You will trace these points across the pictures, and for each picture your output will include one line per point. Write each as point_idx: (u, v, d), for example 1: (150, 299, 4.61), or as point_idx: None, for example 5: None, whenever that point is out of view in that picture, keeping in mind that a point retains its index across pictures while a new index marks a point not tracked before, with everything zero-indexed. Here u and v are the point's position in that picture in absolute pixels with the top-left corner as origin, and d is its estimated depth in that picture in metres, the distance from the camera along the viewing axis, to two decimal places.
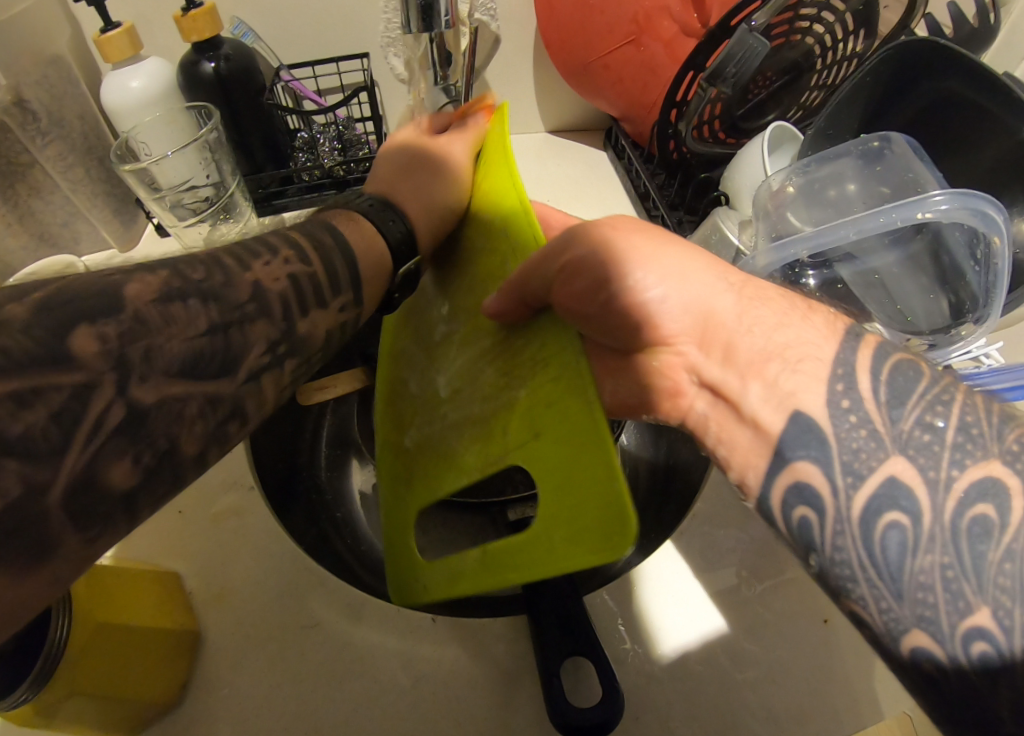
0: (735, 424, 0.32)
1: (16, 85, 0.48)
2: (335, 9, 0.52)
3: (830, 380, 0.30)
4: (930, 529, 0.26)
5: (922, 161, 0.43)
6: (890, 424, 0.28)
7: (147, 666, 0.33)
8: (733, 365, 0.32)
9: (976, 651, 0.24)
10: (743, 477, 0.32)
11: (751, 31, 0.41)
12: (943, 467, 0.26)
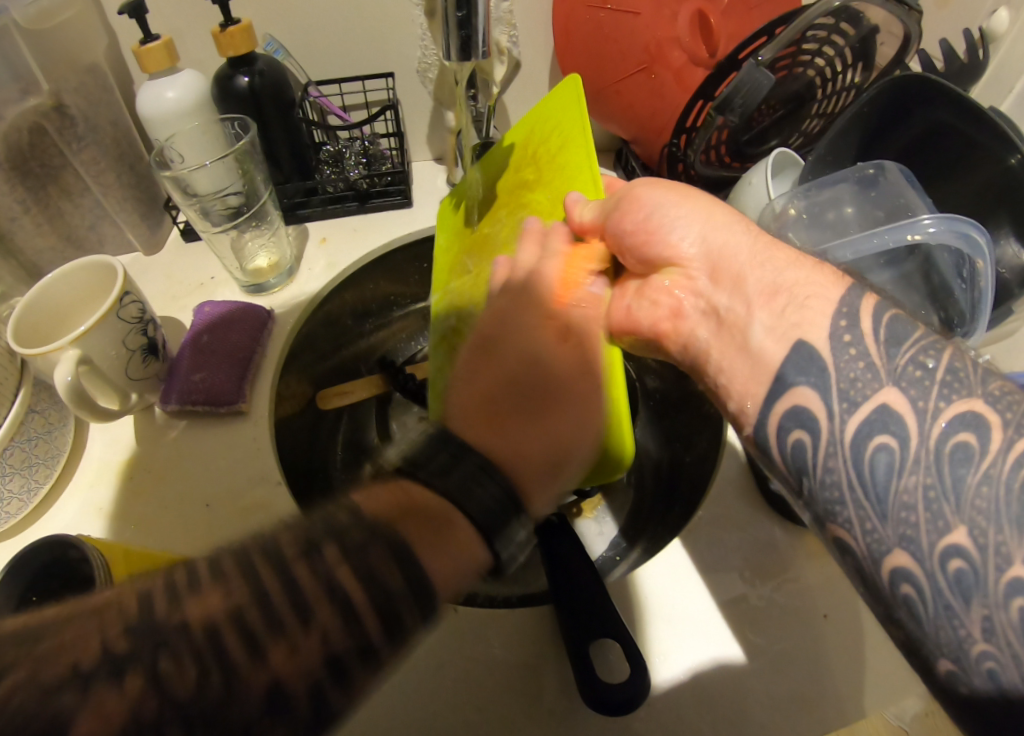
0: (734, 342, 0.35)
1: (57, 91, 0.51)
2: (362, 29, 0.55)
3: (833, 316, 0.31)
4: (916, 451, 0.27)
5: (914, 188, 0.46)
6: (887, 358, 0.29)
7: None
8: (741, 293, 0.35)
9: (953, 569, 0.25)
10: (743, 405, 0.34)
11: (758, 65, 0.44)
12: (932, 396, 0.27)
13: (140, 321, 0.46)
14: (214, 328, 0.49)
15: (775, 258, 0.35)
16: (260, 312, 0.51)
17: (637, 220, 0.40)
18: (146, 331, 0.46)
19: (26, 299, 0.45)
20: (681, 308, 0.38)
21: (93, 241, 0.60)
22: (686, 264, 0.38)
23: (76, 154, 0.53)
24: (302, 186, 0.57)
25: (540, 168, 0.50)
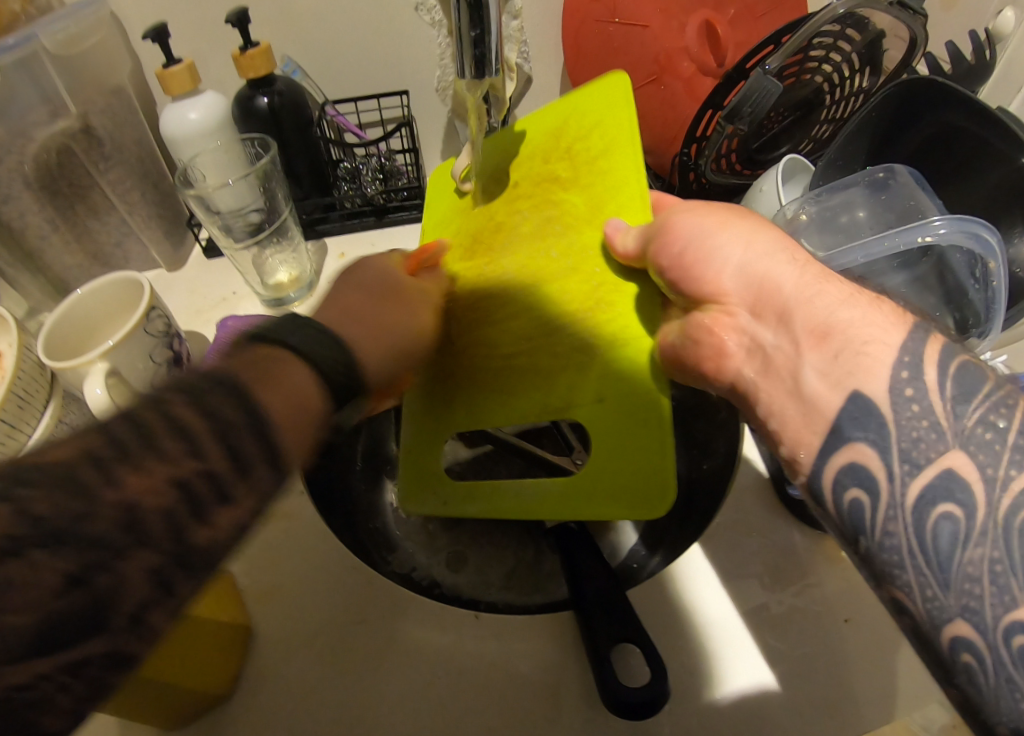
0: (783, 379, 0.34)
1: (84, 113, 0.52)
2: (376, 48, 0.56)
3: (895, 367, 0.30)
4: (981, 522, 0.26)
5: (925, 191, 0.46)
6: (954, 418, 0.28)
7: (205, 656, 0.35)
8: (789, 329, 0.34)
9: (1019, 639, 0.24)
10: (796, 453, 0.33)
11: (765, 73, 0.45)
12: (1002, 465, 0.26)
13: (166, 337, 0.47)
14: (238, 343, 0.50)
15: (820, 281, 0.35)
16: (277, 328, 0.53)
17: (683, 247, 0.38)
18: (172, 346, 0.48)
19: (57, 313, 0.47)
20: (723, 346, 0.38)
21: (118, 258, 0.61)
22: (730, 300, 0.37)
23: (103, 174, 0.55)
24: (320, 202, 0.59)
25: (574, 171, 0.48)
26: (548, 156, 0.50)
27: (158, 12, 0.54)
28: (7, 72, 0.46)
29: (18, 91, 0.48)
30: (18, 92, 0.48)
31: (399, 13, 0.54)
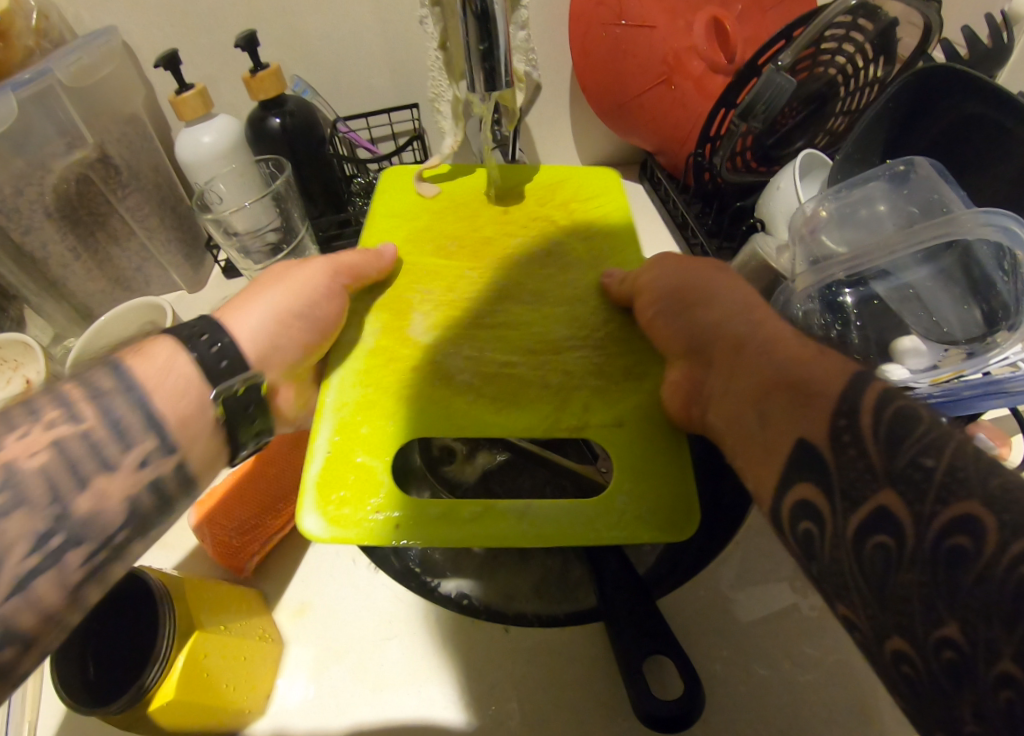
0: (744, 422, 0.33)
1: (101, 143, 0.53)
2: (384, 63, 0.57)
3: (831, 417, 0.28)
4: (915, 549, 0.23)
5: (948, 183, 0.44)
6: (886, 455, 0.25)
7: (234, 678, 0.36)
8: (745, 366, 0.34)
9: (946, 660, 0.21)
10: (759, 485, 0.31)
11: (778, 70, 0.44)
12: (933, 500, 0.23)
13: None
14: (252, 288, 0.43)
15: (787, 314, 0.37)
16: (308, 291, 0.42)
17: (660, 291, 0.43)
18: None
19: (82, 341, 0.48)
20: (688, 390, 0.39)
21: (140, 282, 0.62)
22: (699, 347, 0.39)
23: (121, 201, 0.56)
24: (335, 219, 0.59)
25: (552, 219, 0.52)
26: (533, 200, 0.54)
27: (168, 38, 0.55)
28: (25, 108, 0.47)
29: (36, 126, 0.49)
30: (36, 126, 0.49)
31: (404, 28, 0.54)
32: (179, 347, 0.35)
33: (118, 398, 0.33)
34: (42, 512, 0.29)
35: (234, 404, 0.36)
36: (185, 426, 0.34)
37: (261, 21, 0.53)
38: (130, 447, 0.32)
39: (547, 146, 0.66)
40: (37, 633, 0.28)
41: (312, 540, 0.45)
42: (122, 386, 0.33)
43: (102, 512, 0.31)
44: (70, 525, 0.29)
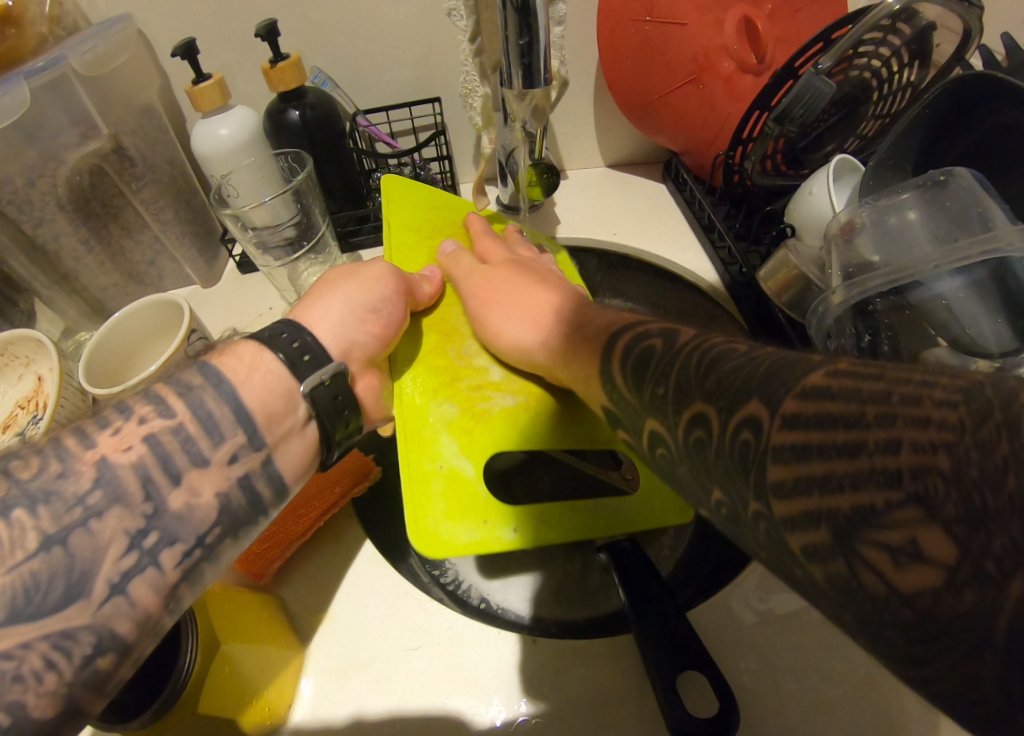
0: None
1: (116, 134, 0.52)
2: (406, 56, 0.55)
3: None
4: None
5: (989, 194, 0.43)
6: None
7: (259, 688, 0.35)
8: None
9: (835, 568, 0.22)
10: None
11: (818, 73, 0.43)
12: None
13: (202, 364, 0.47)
14: (320, 291, 0.44)
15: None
16: (375, 280, 0.44)
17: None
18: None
19: (95, 339, 0.46)
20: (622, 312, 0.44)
21: (153, 276, 0.61)
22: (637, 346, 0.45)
23: (136, 193, 0.55)
24: (353, 215, 0.58)
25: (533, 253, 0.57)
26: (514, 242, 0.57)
27: (185, 27, 0.53)
28: (38, 96, 0.46)
29: (50, 115, 0.47)
30: (50, 116, 0.47)
31: (428, 20, 0.53)
32: (264, 347, 0.37)
33: (208, 392, 0.34)
34: (136, 511, 0.30)
35: (324, 397, 0.38)
36: (271, 424, 0.35)
37: (281, 11, 0.52)
38: (220, 442, 0.33)
39: (569, 144, 0.65)
40: (132, 633, 0.28)
41: (331, 545, 0.45)
42: (212, 381, 0.34)
43: (191, 514, 0.31)
44: (163, 524, 0.30)
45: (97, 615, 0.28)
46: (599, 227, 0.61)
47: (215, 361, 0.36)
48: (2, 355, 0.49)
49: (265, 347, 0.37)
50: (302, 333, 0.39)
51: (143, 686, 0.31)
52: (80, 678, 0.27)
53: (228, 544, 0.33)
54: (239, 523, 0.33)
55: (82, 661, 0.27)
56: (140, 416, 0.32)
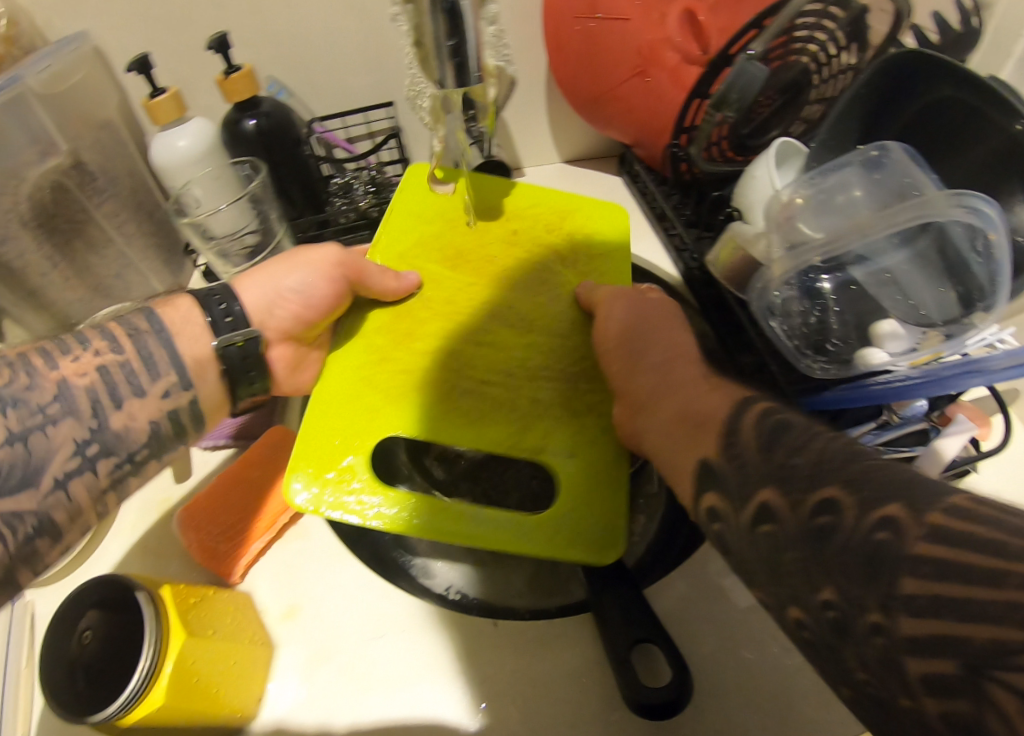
0: (676, 424, 0.36)
1: (74, 150, 0.53)
2: (357, 62, 0.57)
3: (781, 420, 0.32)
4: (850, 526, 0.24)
5: (919, 166, 0.44)
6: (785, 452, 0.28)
7: (219, 681, 0.35)
8: (685, 397, 0.37)
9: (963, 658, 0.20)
10: None
11: (750, 59, 0.45)
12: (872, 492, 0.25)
13: (230, 397, 0.43)
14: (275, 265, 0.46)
15: (697, 400, 0.36)
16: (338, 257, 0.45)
17: (620, 320, 0.44)
18: (233, 403, 0.43)
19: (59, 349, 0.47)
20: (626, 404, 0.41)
21: (120, 290, 0.61)
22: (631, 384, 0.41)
23: (97, 207, 0.56)
24: (314, 220, 0.59)
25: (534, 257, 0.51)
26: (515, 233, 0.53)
27: (138, 42, 0.54)
28: None
29: (9, 135, 0.48)
30: (9, 135, 0.48)
31: (376, 27, 0.54)
32: (197, 305, 0.41)
33: (151, 337, 0.38)
34: (84, 425, 0.35)
35: (234, 355, 0.41)
36: (199, 369, 0.40)
37: (232, 24, 0.53)
38: (156, 379, 0.38)
39: (525, 141, 0.66)
40: (67, 521, 0.33)
41: (300, 545, 0.45)
42: (155, 327, 0.39)
43: (41, 438, 0.33)
44: (104, 438, 0.35)
45: (44, 503, 0.32)
46: None
47: (158, 311, 0.40)
48: None
49: (198, 306, 0.41)
50: (232, 302, 0.42)
51: (84, 703, 0.31)
52: (21, 553, 0.31)
53: (79, 529, 0.34)
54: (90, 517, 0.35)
55: (26, 536, 0.31)
56: (94, 349, 0.36)
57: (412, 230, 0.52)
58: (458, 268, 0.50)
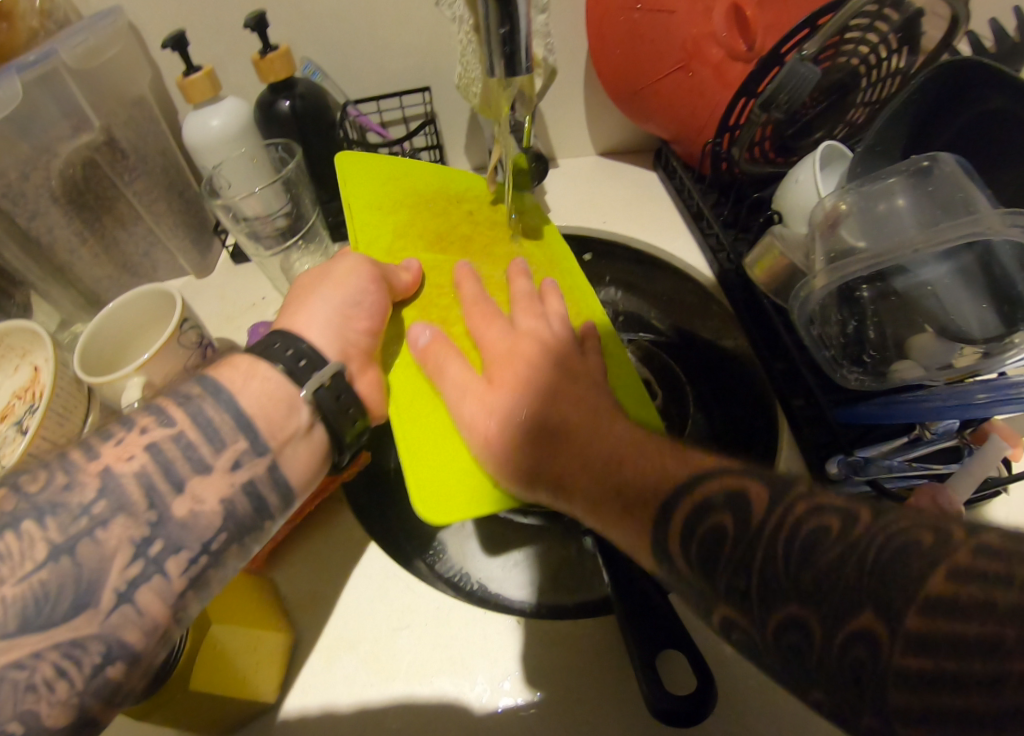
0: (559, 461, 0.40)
1: (107, 126, 0.52)
2: (395, 47, 0.56)
3: None
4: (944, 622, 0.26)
5: (972, 179, 0.43)
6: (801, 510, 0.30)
7: (247, 667, 0.35)
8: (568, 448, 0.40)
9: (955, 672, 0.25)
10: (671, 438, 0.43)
11: (802, 61, 0.43)
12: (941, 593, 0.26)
13: (332, 450, 0.40)
14: (300, 298, 0.45)
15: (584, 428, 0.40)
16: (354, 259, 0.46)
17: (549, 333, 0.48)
18: (339, 454, 0.40)
19: (90, 330, 0.47)
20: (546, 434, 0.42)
21: (147, 267, 0.61)
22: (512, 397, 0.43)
23: (128, 185, 0.56)
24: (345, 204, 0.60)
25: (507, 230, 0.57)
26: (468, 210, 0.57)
27: (173, 18, 0.53)
28: (30, 89, 0.46)
29: (41, 108, 0.47)
30: (42, 109, 0.47)
31: (416, 10, 0.53)
32: (260, 358, 0.39)
33: (206, 401, 0.36)
34: (141, 520, 0.32)
35: (325, 399, 0.39)
36: (273, 428, 0.37)
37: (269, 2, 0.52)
38: (221, 449, 0.35)
39: (560, 132, 0.65)
40: (143, 642, 0.31)
41: (323, 535, 0.45)
42: (210, 390, 0.36)
43: (91, 546, 0.31)
44: (167, 531, 0.33)
45: (106, 625, 0.30)
46: (589, 215, 0.62)
47: (213, 372, 0.37)
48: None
49: (260, 358, 0.39)
50: (295, 341, 0.41)
51: None
52: (90, 688, 0.29)
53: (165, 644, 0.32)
54: (168, 630, 0.32)
55: (94, 670, 0.29)
56: (141, 427, 0.34)
57: (384, 224, 0.54)
58: (446, 249, 0.54)
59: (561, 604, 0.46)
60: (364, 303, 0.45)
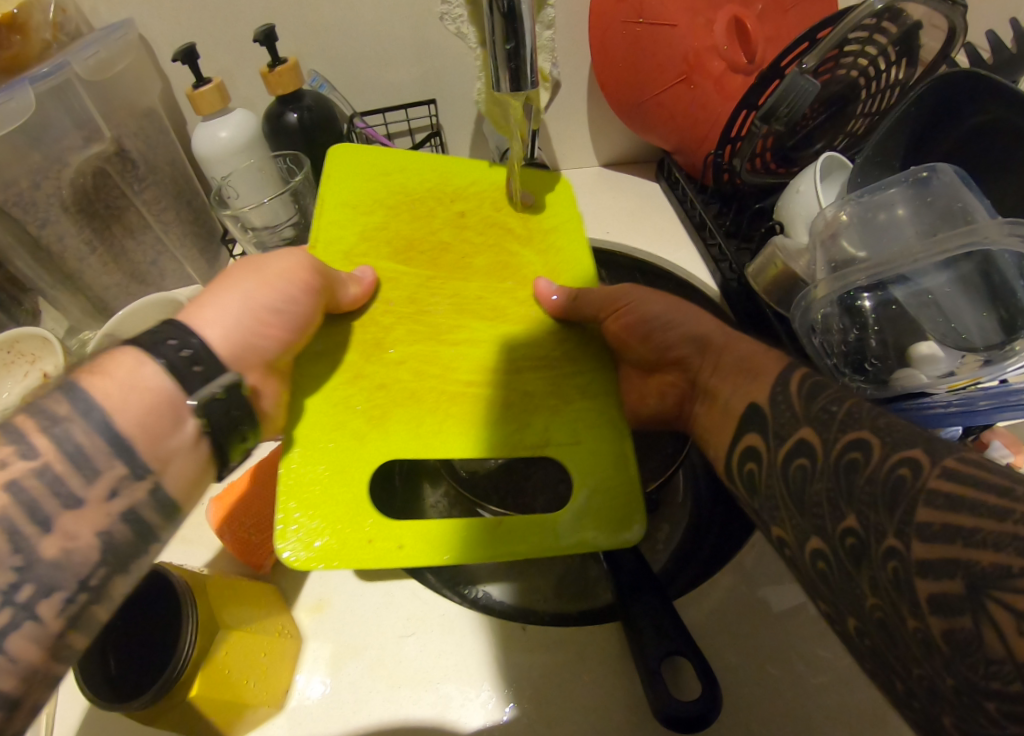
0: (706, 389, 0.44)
1: (118, 137, 0.53)
2: (402, 60, 0.57)
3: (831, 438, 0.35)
4: None
5: (970, 190, 0.43)
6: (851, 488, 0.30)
7: (254, 672, 0.36)
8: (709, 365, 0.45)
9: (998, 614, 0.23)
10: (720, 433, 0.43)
11: (801, 74, 0.44)
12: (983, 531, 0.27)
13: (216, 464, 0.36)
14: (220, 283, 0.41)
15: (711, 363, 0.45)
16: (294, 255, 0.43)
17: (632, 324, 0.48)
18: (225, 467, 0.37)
19: (99, 336, 0.48)
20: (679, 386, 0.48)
21: (155, 275, 0.62)
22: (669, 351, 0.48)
23: (137, 194, 0.56)
24: None
25: (502, 233, 0.53)
26: (463, 212, 0.53)
27: (184, 31, 0.54)
28: (43, 101, 0.47)
29: (53, 119, 0.48)
30: (54, 120, 0.48)
31: (421, 23, 0.54)
32: (144, 357, 0.34)
33: (75, 425, 0.31)
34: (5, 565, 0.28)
35: (217, 413, 0.35)
36: (154, 445, 0.33)
37: (278, 16, 0.53)
38: (93, 478, 0.31)
39: (564, 143, 0.66)
40: (15, 688, 0.27)
41: None
42: (79, 409, 0.31)
43: None
44: (37, 574, 0.28)
45: None
46: (592, 225, 0.63)
47: (84, 382, 0.32)
48: (8, 351, 0.51)
49: (147, 357, 0.34)
50: (191, 336, 0.36)
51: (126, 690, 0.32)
52: None
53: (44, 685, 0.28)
54: (49, 670, 0.28)
55: None
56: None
57: (352, 225, 0.51)
58: (410, 262, 0.50)
59: (567, 611, 0.46)
60: (282, 303, 0.41)
